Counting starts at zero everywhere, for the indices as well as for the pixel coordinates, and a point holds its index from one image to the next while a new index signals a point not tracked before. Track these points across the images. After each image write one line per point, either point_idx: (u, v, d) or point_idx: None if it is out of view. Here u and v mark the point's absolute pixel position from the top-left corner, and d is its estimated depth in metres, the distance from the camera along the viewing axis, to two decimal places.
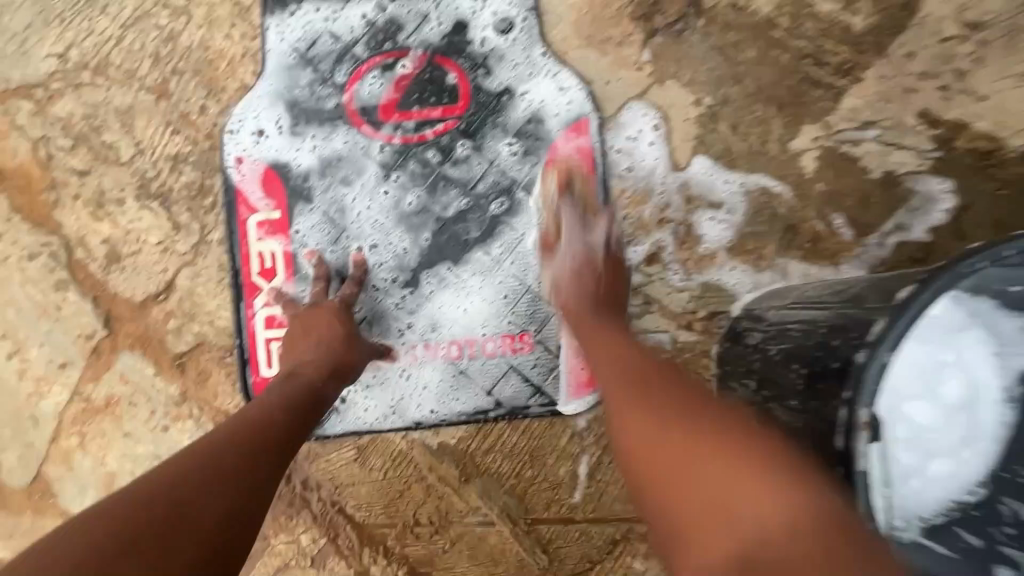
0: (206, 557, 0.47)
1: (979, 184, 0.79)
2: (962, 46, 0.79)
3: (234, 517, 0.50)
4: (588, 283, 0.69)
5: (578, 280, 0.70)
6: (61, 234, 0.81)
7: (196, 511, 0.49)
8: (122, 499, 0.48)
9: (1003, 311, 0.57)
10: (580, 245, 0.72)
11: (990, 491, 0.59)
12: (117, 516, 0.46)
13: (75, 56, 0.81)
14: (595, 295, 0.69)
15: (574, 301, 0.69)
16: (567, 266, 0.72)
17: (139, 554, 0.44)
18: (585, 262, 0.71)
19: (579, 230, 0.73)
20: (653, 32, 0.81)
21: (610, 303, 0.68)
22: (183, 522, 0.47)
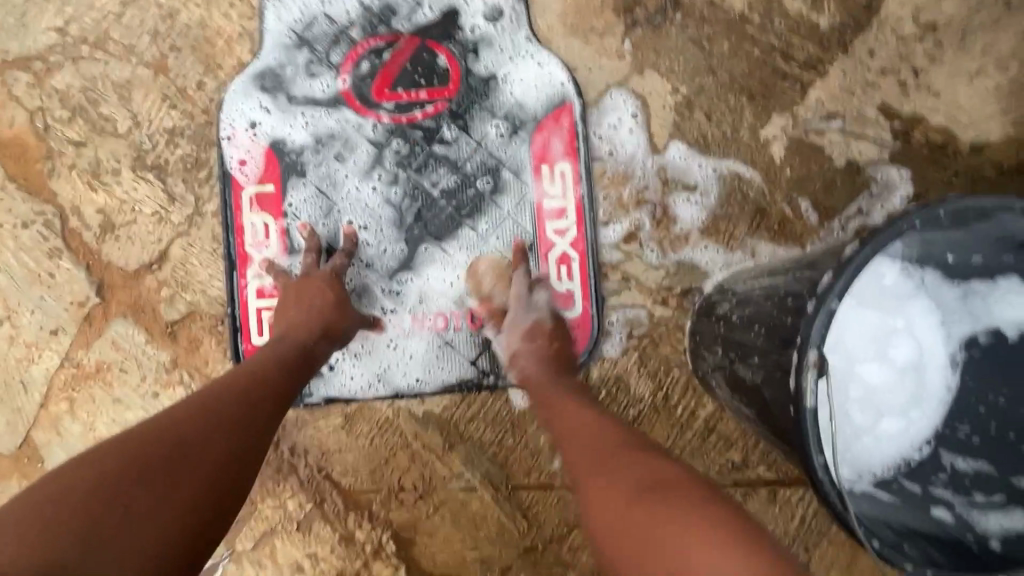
0: (209, 500, 0.50)
1: (933, 173, 0.85)
2: (919, 45, 0.85)
3: (236, 464, 0.53)
4: (542, 351, 0.75)
5: (534, 348, 0.76)
6: (56, 204, 0.83)
7: (204, 450, 0.52)
8: (128, 440, 0.49)
9: (945, 282, 0.63)
10: (528, 313, 0.79)
11: (934, 448, 0.64)
12: (125, 456, 0.48)
13: (74, 31, 0.83)
14: (551, 360, 0.75)
15: (534, 370, 0.74)
16: (519, 335, 0.78)
17: (150, 490, 0.47)
18: (536, 329, 0.78)
19: (522, 300, 0.80)
20: (634, 23, 0.86)
21: (562, 360, 0.75)
22: (189, 467, 0.50)
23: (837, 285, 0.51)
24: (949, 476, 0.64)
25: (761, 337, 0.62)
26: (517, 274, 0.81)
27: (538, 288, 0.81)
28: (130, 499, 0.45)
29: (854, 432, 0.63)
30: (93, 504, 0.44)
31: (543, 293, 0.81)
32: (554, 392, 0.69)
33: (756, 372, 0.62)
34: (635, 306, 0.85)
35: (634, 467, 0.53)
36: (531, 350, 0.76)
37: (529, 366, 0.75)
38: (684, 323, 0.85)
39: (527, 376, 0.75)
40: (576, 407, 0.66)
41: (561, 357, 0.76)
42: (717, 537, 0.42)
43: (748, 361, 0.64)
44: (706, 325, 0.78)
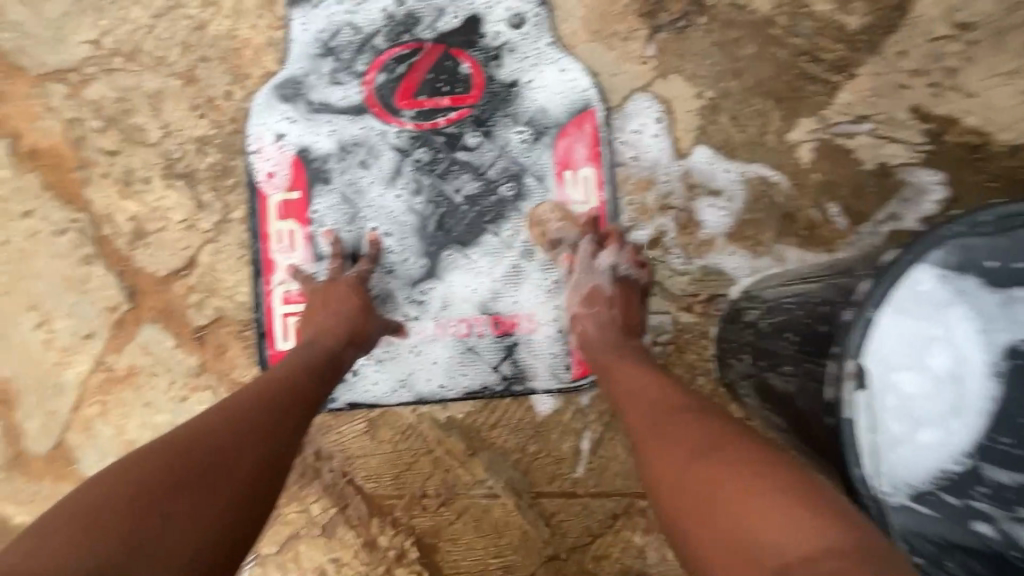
0: (242, 507, 0.50)
1: (968, 176, 0.83)
2: (952, 45, 0.83)
3: (267, 471, 0.54)
4: (603, 314, 0.75)
5: (594, 313, 0.75)
6: (90, 212, 0.85)
7: (236, 458, 0.52)
8: (163, 447, 0.50)
9: (985, 288, 0.61)
10: (590, 276, 0.77)
11: (973, 460, 0.62)
12: (162, 462, 0.48)
13: (108, 43, 0.86)
14: (613, 325, 0.74)
15: (593, 331, 0.74)
16: (577, 301, 0.77)
17: (186, 497, 0.47)
18: (596, 293, 0.76)
19: (585, 263, 0.78)
20: (658, 28, 0.85)
21: (625, 327, 0.74)
22: (222, 475, 0.50)
23: (875, 293, 0.49)
24: (990, 489, 0.61)
25: (792, 346, 0.61)
26: (607, 252, 0.77)
27: (617, 260, 0.77)
28: (167, 505, 0.46)
29: (892, 443, 0.60)
30: (132, 510, 0.44)
31: (608, 258, 0.77)
32: (613, 356, 0.70)
33: (789, 381, 0.61)
34: (659, 313, 0.84)
35: (690, 433, 0.53)
36: (598, 314, 0.75)
37: (590, 329, 0.74)
38: (710, 330, 0.84)
39: (584, 337, 0.75)
40: (638, 372, 0.66)
41: (627, 326, 0.75)
42: (778, 500, 0.42)
43: (779, 369, 0.63)
44: (734, 332, 0.77)
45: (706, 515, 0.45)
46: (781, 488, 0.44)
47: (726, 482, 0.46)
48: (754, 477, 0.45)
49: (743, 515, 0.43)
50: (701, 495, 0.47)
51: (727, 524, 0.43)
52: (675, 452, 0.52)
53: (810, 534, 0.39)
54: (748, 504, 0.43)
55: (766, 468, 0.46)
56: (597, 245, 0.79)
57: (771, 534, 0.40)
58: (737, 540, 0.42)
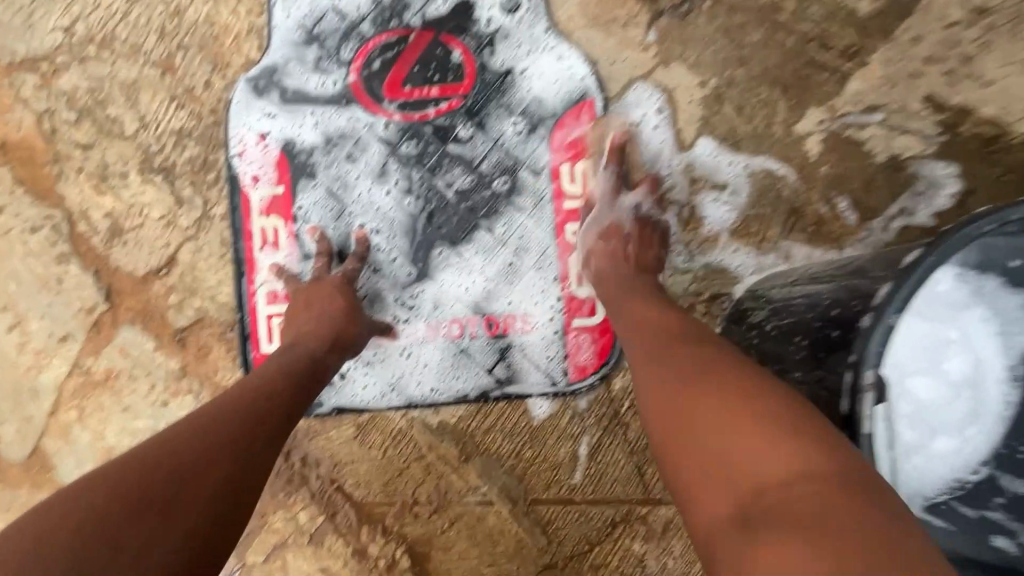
0: (209, 529, 0.46)
1: (984, 169, 0.79)
2: (969, 31, 0.79)
3: (240, 488, 0.49)
4: (619, 251, 0.74)
5: (610, 247, 0.74)
6: (64, 208, 0.81)
7: (211, 466, 0.49)
8: (137, 453, 0.48)
9: (1005, 289, 0.58)
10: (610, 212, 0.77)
11: (992, 470, 0.59)
12: (121, 482, 0.45)
13: (80, 30, 0.81)
14: (628, 262, 0.73)
15: (610, 267, 0.73)
16: (593, 235, 0.76)
17: (143, 521, 0.43)
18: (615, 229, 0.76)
19: (607, 201, 0.77)
20: (659, 13, 0.81)
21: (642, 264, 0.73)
22: (194, 485, 0.47)
23: (896, 297, 0.46)
24: (1005, 499, 0.59)
25: (802, 351, 0.58)
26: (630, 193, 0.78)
27: (634, 199, 0.78)
28: (121, 531, 0.43)
29: (905, 452, 0.57)
30: (82, 538, 0.41)
31: (630, 199, 0.77)
32: (630, 297, 0.67)
33: (798, 389, 0.58)
34: None
35: (693, 358, 0.52)
36: (615, 246, 0.74)
37: (604, 263, 0.73)
38: (713, 330, 0.80)
39: (599, 272, 0.73)
40: (645, 307, 0.65)
41: (643, 263, 0.73)
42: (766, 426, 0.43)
43: (787, 375, 0.60)
44: (738, 334, 0.73)
45: (698, 432, 0.46)
46: (780, 416, 0.43)
47: (725, 404, 0.46)
48: (755, 401, 0.45)
49: (738, 437, 0.43)
50: (696, 414, 0.47)
51: (718, 445, 0.44)
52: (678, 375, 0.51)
53: (790, 458, 0.40)
54: (744, 431, 0.43)
55: (766, 394, 0.46)
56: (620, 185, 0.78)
57: (760, 458, 0.41)
58: (725, 460, 0.43)
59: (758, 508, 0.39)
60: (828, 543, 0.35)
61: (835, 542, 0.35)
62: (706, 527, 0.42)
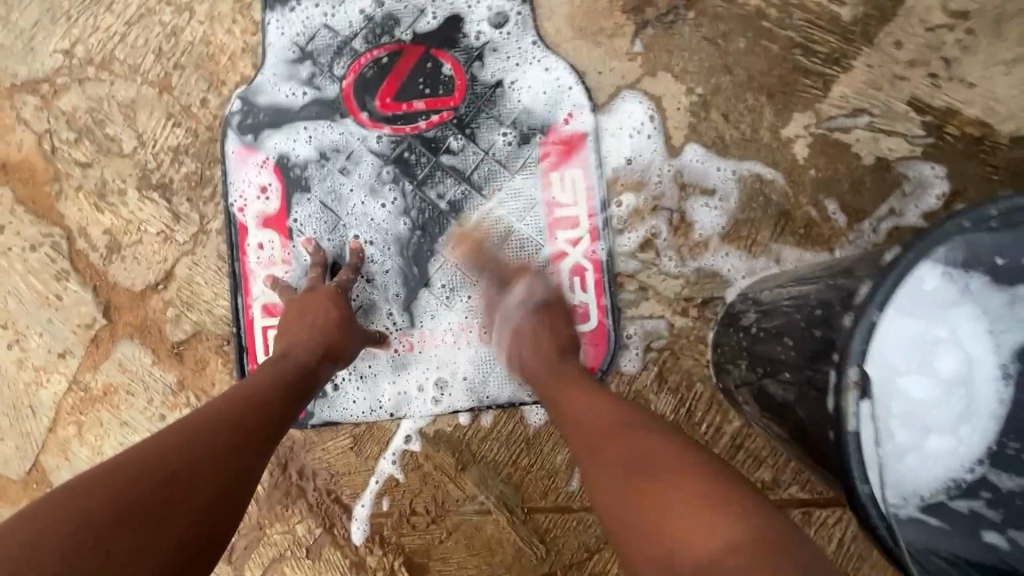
0: (191, 545, 0.46)
1: (971, 169, 0.79)
2: (950, 34, 0.80)
3: (222, 504, 0.49)
4: (540, 335, 0.68)
5: (528, 333, 0.68)
6: (64, 226, 0.83)
7: (205, 473, 0.49)
8: (134, 455, 0.48)
9: (993, 287, 0.58)
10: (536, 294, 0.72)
11: (986, 469, 0.59)
12: (117, 484, 0.45)
13: (80, 52, 0.83)
14: (553, 346, 0.67)
15: (529, 356, 0.66)
16: (517, 318, 0.71)
17: (129, 535, 0.43)
18: (524, 327, 0.69)
19: (524, 284, 0.74)
20: (644, 23, 0.82)
21: (563, 346, 0.67)
22: (188, 489, 0.47)
23: (878, 295, 0.46)
24: (992, 494, 0.58)
25: (790, 351, 0.58)
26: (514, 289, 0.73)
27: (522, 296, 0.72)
28: (107, 545, 0.42)
29: (897, 452, 0.58)
30: (75, 539, 0.41)
31: (535, 287, 0.73)
32: (551, 382, 0.62)
33: (788, 390, 0.58)
34: (653, 318, 0.81)
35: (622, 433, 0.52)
36: (528, 340, 0.68)
37: (526, 351, 0.67)
38: (706, 334, 0.80)
39: (519, 358, 0.68)
40: (575, 385, 0.61)
41: (566, 348, 0.67)
42: (703, 499, 0.43)
43: (777, 376, 0.60)
44: (730, 337, 0.74)
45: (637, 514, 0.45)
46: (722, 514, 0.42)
47: (654, 488, 0.46)
48: (694, 476, 0.46)
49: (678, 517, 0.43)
50: (634, 508, 0.46)
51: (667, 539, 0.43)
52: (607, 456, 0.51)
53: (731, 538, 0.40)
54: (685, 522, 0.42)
55: (702, 478, 0.45)
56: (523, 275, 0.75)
57: (691, 537, 0.41)
58: (664, 534, 0.43)
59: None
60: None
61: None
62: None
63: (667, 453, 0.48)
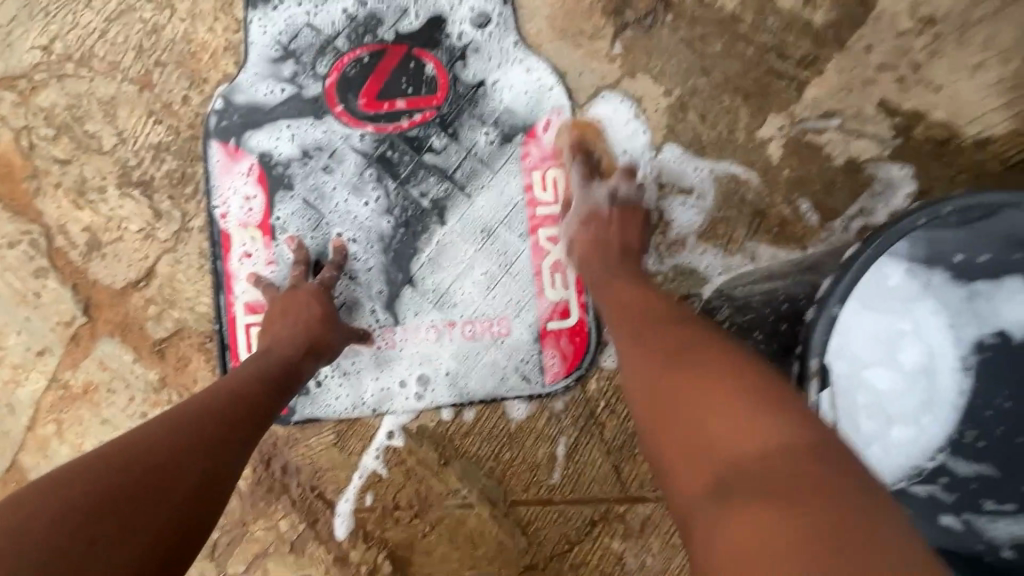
0: (177, 534, 0.47)
1: (937, 170, 0.82)
2: (918, 40, 0.83)
3: (205, 495, 0.50)
4: (599, 235, 0.73)
5: (587, 231, 0.74)
6: (42, 223, 0.82)
7: (190, 464, 0.50)
8: (120, 445, 0.49)
9: (954, 283, 0.61)
10: (588, 202, 0.77)
11: (946, 458, 0.61)
12: (102, 473, 0.46)
13: (59, 49, 0.83)
14: (610, 247, 0.72)
15: (589, 250, 0.72)
16: (575, 223, 0.76)
17: (116, 522, 0.44)
18: (586, 218, 0.75)
19: (583, 191, 0.78)
20: (623, 26, 0.84)
21: (620, 252, 0.71)
22: (172, 479, 0.48)
23: (837, 292, 0.50)
24: (950, 480, 0.61)
25: None
26: (574, 195, 0.78)
27: (590, 199, 0.77)
28: (95, 532, 0.43)
29: (863, 441, 0.61)
30: (62, 525, 0.42)
31: (602, 189, 0.77)
32: (611, 287, 0.67)
33: None
34: None
35: (675, 339, 0.53)
36: (586, 237, 0.74)
37: (586, 249, 0.73)
38: None
39: (579, 259, 0.73)
40: (632, 288, 0.65)
41: (623, 251, 0.72)
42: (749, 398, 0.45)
43: None
44: None
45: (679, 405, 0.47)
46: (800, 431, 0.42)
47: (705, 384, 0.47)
48: (746, 379, 0.47)
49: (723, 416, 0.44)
50: (676, 401, 0.47)
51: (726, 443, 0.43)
52: (657, 355, 0.52)
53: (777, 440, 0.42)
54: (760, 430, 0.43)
55: (753, 382, 0.47)
56: (589, 175, 0.79)
57: (749, 430, 0.43)
58: (708, 427, 0.45)
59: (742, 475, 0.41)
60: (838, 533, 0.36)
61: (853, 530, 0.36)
62: (689, 516, 0.43)
63: (721, 357, 0.49)
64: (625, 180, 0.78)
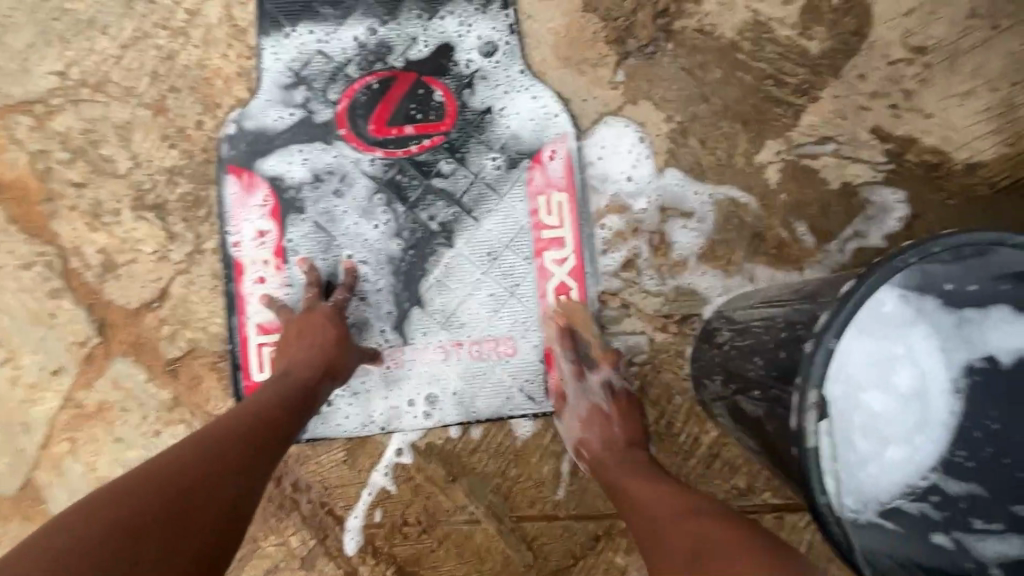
0: (207, 556, 0.49)
1: (928, 194, 0.85)
2: (909, 68, 0.86)
3: (230, 517, 0.52)
4: (603, 433, 0.75)
5: (592, 432, 0.75)
6: (57, 245, 0.84)
7: (214, 487, 0.52)
8: (148, 472, 0.51)
9: (945, 309, 0.63)
10: (586, 397, 0.78)
11: (938, 476, 0.64)
12: (134, 497, 0.48)
13: (75, 74, 0.85)
14: (614, 446, 0.73)
15: (596, 453, 0.74)
16: (575, 425, 0.77)
17: (152, 544, 0.46)
18: (591, 416, 0.77)
19: (577, 385, 0.79)
20: (626, 54, 0.87)
21: (626, 444, 0.73)
22: (199, 502, 0.50)
23: (835, 324, 0.52)
24: (940, 497, 0.63)
25: (760, 371, 0.62)
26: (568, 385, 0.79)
27: (588, 397, 0.78)
28: (132, 553, 0.45)
29: (858, 461, 0.62)
30: (101, 547, 0.44)
31: (598, 379, 0.79)
32: (617, 468, 0.69)
33: (758, 406, 0.62)
34: (635, 334, 0.85)
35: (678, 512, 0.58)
36: (592, 437, 0.75)
37: (594, 447, 0.74)
38: (685, 349, 0.85)
39: (587, 453, 0.75)
40: (631, 471, 0.68)
41: (629, 441, 0.74)
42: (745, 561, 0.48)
43: (748, 393, 0.64)
44: (705, 353, 0.78)
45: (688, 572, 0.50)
46: None
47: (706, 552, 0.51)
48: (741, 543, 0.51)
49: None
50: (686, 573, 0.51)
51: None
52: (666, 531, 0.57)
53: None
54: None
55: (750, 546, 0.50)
56: (583, 368, 0.80)
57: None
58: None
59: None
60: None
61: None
62: None
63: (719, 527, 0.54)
64: (613, 364, 0.79)
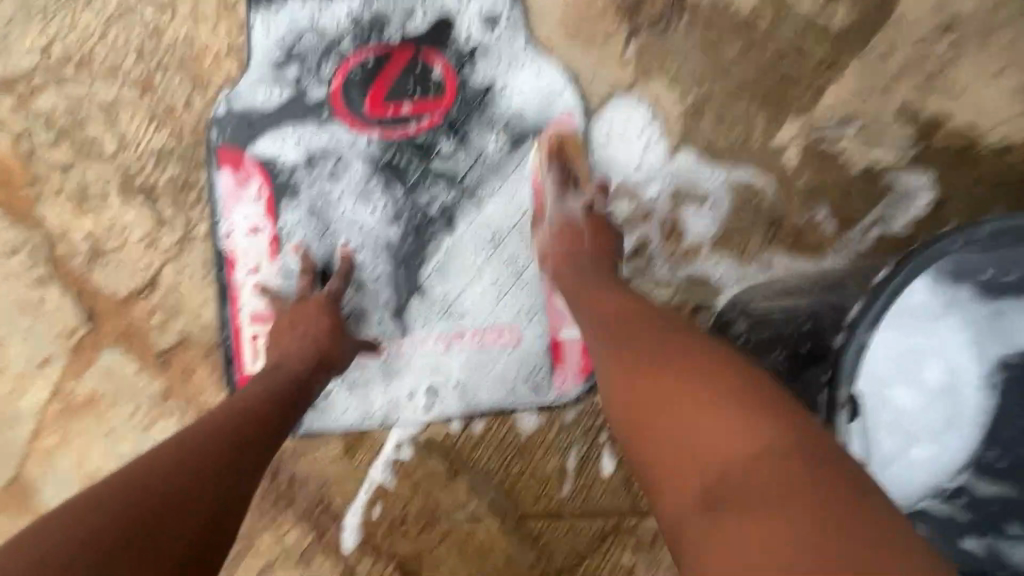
0: (203, 552, 0.46)
1: (957, 178, 0.81)
2: (940, 44, 0.81)
3: (222, 517, 0.48)
4: (574, 242, 0.70)
5: (563, 241, 0.71)
6: (42, 230, 0.80)
7: (206, 485, 0.49)
8: (139, 468, 0.47)
9: (978, 300, 0.59)
10: (562, 212, 0.74)
11: (968, 478, 0.60)
12: (123, 496, 0.45)
13: (58, 51, 0.81)
14: (584, 254, 0.69)
15: (564, 261, 0.69)
16: (548, 235, 0.73)
17: (140, 544, 0.43)
18: (564, 228, 0.72)
19: (556, 200, 0.75)
20: (637, 28, 0.82)
21: (597, 258, 0.69)
22: (189, 502, 0.47)
23: (867, 317, 0.49)
24: (969, 500, 0.60)
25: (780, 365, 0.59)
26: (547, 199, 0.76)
27: (564, 210, 0.74)
28: (119, 555, 0.42)
29: (883, 461, 0.59)
30: (87, 548, 0.41)
31: (580, 199, 0.74)
32: (586, 277, 0.66)
33: None
34: None
35: (645, 341, 0.51)
36: (562, 245, 0.71)
37: (563, 255, 0.70)
38: None
39: (557, 263, 0.70)
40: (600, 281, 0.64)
41: (600, 255, 0.69)
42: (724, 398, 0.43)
43: None
44: None
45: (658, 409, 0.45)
46: (780, 443, 0.39)
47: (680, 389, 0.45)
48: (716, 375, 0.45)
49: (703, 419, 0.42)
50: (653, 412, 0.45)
51: (675, 442, 0.43)
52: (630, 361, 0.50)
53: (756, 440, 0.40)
54: (710, 428, 0.41)
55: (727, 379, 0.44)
56: (566, 186, 0.76)
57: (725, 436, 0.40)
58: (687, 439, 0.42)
59: (725, 492, 0.38)
60: (826, 544, 0.33)
61: (852, 544, 0.33)
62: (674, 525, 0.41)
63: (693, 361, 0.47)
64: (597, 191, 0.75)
